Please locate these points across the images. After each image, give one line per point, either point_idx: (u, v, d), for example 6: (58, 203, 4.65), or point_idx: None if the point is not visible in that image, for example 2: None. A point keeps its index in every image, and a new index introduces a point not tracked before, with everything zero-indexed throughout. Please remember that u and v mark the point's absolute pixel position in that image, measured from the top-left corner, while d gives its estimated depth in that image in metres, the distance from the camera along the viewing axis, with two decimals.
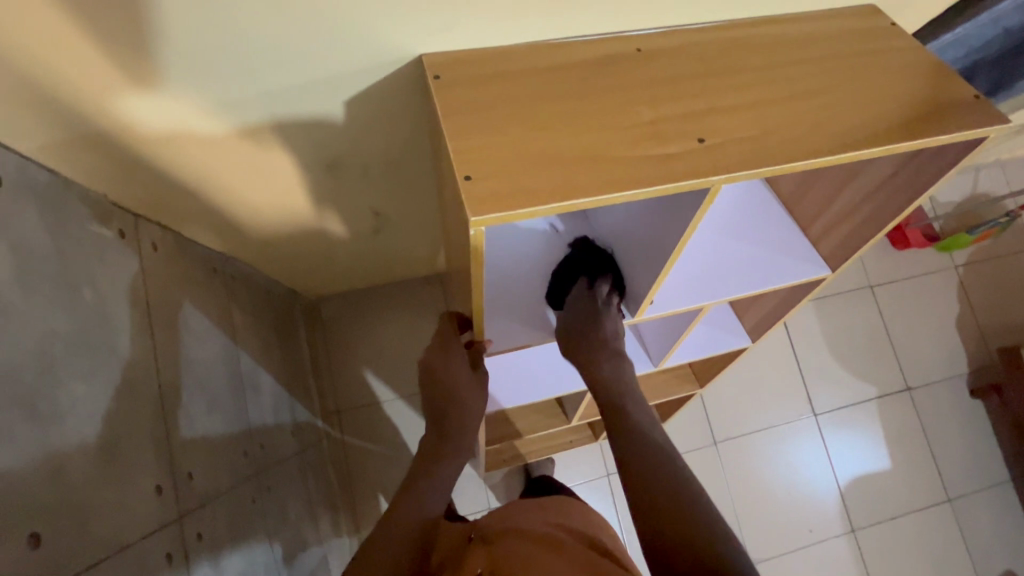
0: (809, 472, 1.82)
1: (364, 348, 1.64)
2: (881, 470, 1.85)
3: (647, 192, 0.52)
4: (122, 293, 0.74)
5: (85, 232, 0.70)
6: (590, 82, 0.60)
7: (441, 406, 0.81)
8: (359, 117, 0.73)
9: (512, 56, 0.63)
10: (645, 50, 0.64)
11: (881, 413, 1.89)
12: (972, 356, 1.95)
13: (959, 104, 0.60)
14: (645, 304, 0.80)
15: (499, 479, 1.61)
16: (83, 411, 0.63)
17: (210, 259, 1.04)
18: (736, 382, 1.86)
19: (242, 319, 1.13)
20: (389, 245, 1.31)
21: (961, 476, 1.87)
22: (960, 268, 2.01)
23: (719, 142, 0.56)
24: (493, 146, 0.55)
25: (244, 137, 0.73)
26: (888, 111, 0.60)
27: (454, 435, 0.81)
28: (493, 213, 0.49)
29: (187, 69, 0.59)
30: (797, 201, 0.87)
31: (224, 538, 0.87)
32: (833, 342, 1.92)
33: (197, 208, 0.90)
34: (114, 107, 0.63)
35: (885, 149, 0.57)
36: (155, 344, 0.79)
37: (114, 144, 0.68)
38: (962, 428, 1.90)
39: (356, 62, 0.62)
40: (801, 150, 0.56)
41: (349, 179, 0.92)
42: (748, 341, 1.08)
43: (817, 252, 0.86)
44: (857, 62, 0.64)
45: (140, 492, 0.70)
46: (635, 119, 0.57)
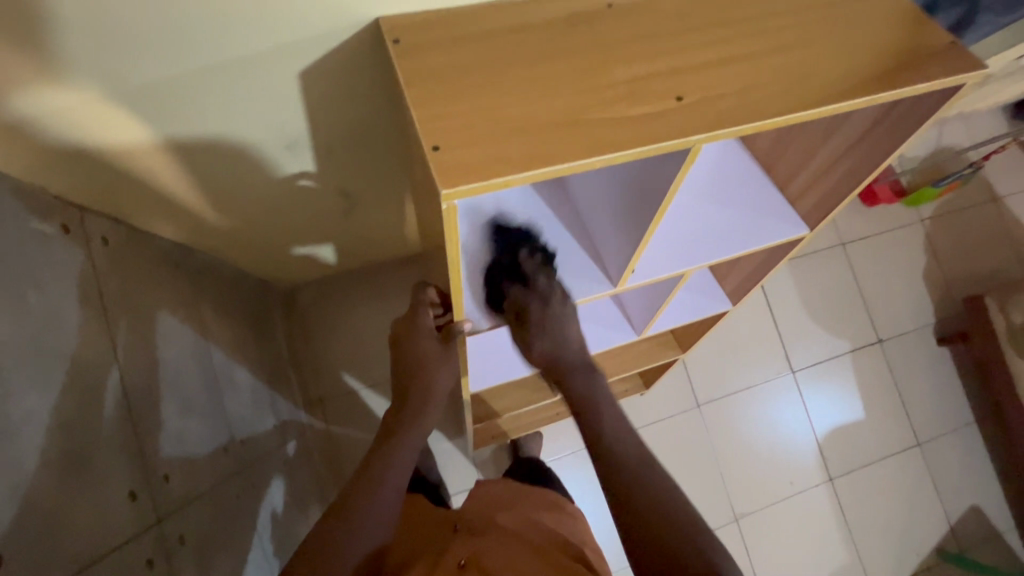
0: (788, 429, 1.88)
1: (343, 334, 1.60)
2: (856, 421, 1.92)
3: (626, 155, 0.50)
4: (71, 293, 0.69)
5: (23, 229, 0.64)
6: (561, 42, 0.57)
7: (405, 375, 0.77)
8: (316, 90, 0.68)
9: (477, 16, 0.59)
10: (616, 5, 0.60)
11: (854, 366, 1.95)
12: (939, 307, 2.01)
13: (937, 51, 0.59)
14: (627, 273, 0.78)
15: (487, 455, 1.62)
16: (40, 419, 0.59)
17: (169, 252, 0.98)
18: (717, 345, 1.89)
19: (211, 312, 1.08)
20: (361, 227, 1.26)
21: (929, 421, 1.95)
22: (926, 221, 2.06)
23: (697, 100, 0.54)
24: (462, 114, 0.51)
25: (193, 118, 0.68)
26: (867, 61, 0.58)
27: (418, 400, 0.77)
28: (466, 185, 0.46)
29: (117, 42, 0.53)
30: (774, 161, 0.85)
31: (208, 539, 0.85)
32: (808, 301, 1.96)
33: (148, 198, 0.84)
34: (40, 88, 0.57)
35: (865, 101, 0.55)
36: (116, 345, 0.75)
37: (43, 128, 0.62)
38: (930, 376, 1.98)
39: (307, 28, 0.57)
40: (782, 105, 0.54)
41: (312, 158, 0.86)
42: (729, 305, 1.08)
43: (795, 212, 0.85)
44: (835, 11, 0.62)
45: (113, 501, 0.66)
46: (611, 79, 0.54)
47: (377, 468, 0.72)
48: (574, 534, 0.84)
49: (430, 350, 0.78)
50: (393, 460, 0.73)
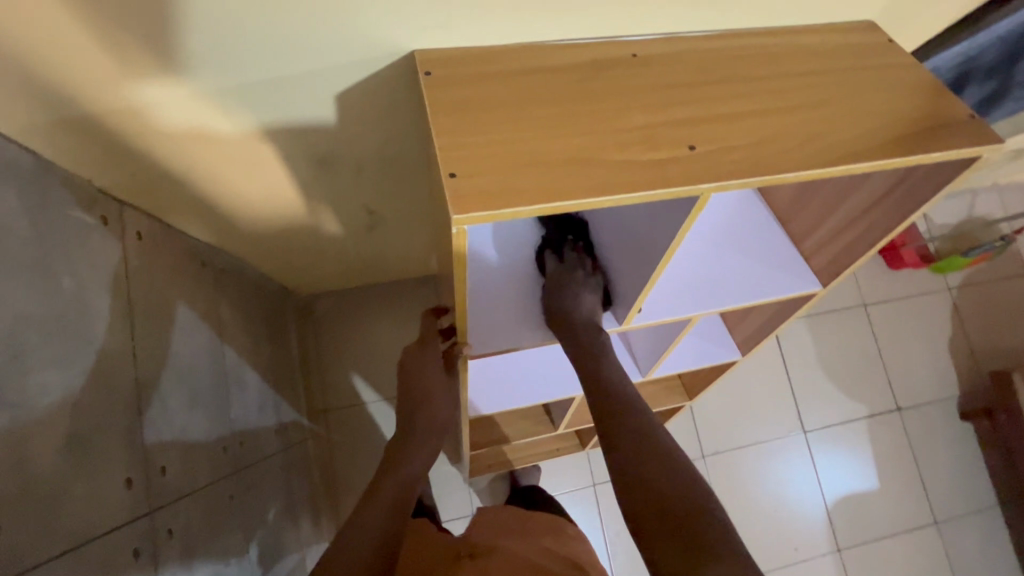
0: (797, 491, 1.81)
1: (353, 346, 1.62)
2: (868, 491, 1.84)
3: (634, 197, 0.51)
4: (102, 281, 0.73)
5: (67, 217, 0.69)
6: (585, 85, 0.60)
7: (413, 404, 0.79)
8: (351, 112, 0.72)
9: (508, 55, 0.62)
10: (641, 56, 0.64)
11: (871, 432, 1.88)
12: (963, 379, 1.95)
13: (953, 123, 0.60)
14: (633, 313, 0.78)
15: (483, 485, 1.59)
16: (55, 398, 0.61)
17: (198, 250, 1.03)
18: (727, 396, 1.85)
19: (229, 313, 1.11)
20: (382, 244, 1.29)
21: (948, 499, 1.86)
22: (954, 289, 2.01)
23: (710, 150, 0.55)
24: (482, 145, 0.54)
25: (234, 129, 0.73)
26: (882, 126, 0.59)
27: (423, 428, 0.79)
28: (478, 212, 0.48)
29: (176, 56, 0.58)
30: (790, 215, 0.86)
31: (197, 536, 0.86)
32: (825, 360, 1.91)
33: (184, 199, 0.88)
34: (100, 95, 0.62)
35: (877, 165, 0.56)
36: (135, 332, 0.78)
37: (98, 129, 0.67)
38: (951, 451, 1.89)
39: (346, 55, 0.61)
40: (792, 161, 0.55)
41: (341, 175, 0.91)
42: (738, 355, 1.07)
43: (809, 268, 0.85)
44: (855, 77, 0.64)
45: (110, 485, 0.68)
46: (628, 123, 0.56)
47: (383, 494, 0.71)
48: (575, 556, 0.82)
49: (438, 378, 0.80)
50: (398, 486, 0.72)
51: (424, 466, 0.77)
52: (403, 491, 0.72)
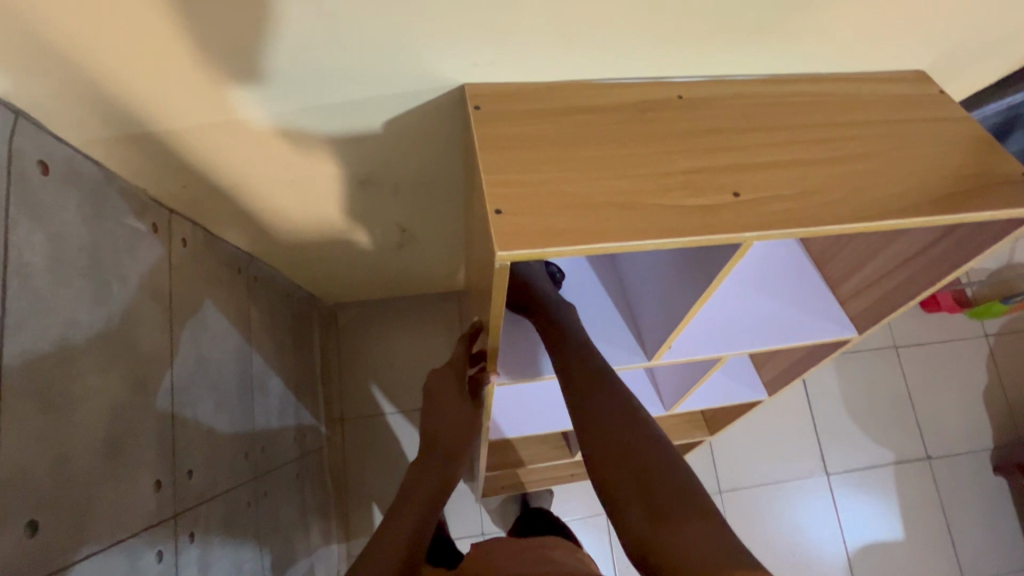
0: (816, 535, 1.75)
1: (375, 356, 1.64)
2: (892, 541, 1.76)
3: (675, 242, 0.51)
4: (147, 287, 0.75)
5: (121, 224, 0.72)
6: (630, 125, 0.61)
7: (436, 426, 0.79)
8: (395, 136, 0.74)
9: (554, 93, 0.64)
10: (686, 98, 0.64)
11: (897, 480, 1.82)
12: (997, 431, 1.87)
13: (1005, 181, 0.59)
14: (663, 351, 0.78)
15: (495, 505, 1.58)
16: (97, 401, 0.64)
17: (235, 257, 1.05)
18: (748, 432, 1.80)
19: (259, 320, 1.14)
20: (410, 260, 1.31)
21: (977, 556, 1.77)
22: (991, 337, 1.94)
23: (754, 198, 0.55)
24: (527, 182, 0.55)
25: (282, 148, 0.75)
26: (930, 180, 0.59)
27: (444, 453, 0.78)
28: (521, 250, 0.49)
29: (236, 79, 0.61)
30: (827, 258, 0.85)
31: (215, 541, 0.87)
32: (852, 401, 1.86)
33: (228, 209, 0.91)
34: (164, 114, 0.65)
35: (925, 221, 0.56)
36: (173, 337, 0.80)
37: (156, 144, 0.70)
38: (982, 506, 1.81)
39: (398, 85, 0.63)
40: (838, 214, 0.55)
41: (379, 194, 0.93)
42: (765, 395, 1.05)
43: (845, 313, 0.83)
44: (903, 128, 0.63)
45: (139, 487, 0.70)
46: (671, 167, 0.57)
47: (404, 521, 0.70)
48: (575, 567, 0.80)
49: (462, 407, 0.80)
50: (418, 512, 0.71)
51: (442, 496, 0.76)
52: (424, 519, 0.71)
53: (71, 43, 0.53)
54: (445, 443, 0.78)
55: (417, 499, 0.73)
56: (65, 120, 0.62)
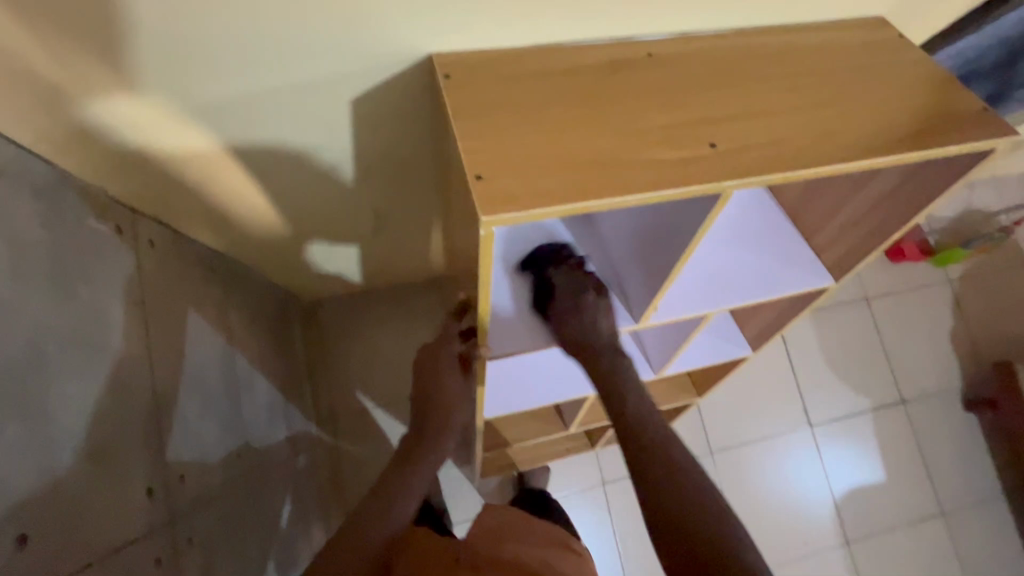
0: (803, 485, 1.81)
1: (360, 349, 1.62)
2: (874, 483, 1.85)
3: (658, 196, 0.52)
4: (117, 290, 0.72)
5: (82, 226, 0.68)
6: (603, 85, 0.60)
7: (425, 402, 0.78)
8: (365, 117, 0.72)
9: (524, 58, 0.63)
10: (655, 55, 0.64)
11: (876, 425, 1.89)
12: (966, 370, 1.96)
13: (966, 117, 0.61)
14: (650, 311, 0.78)
15: (494, 486, 1.59)
16: (77, 409, 0.61)
17: (206, 258, 1.02)
18: (733, 393, 1.85)
19: (238, 320, 1.11)
20: (389, 248, 1.29)
21: (953, 489, 1.87)
22: (954, 281, 2.03)
23: (730, 148, 0.56)
24: (505, 147, 0.54)
25: (247, 136, 0.73)
26: (895, 120, 0.60)
27: (434, 430, 0.78)
28: (505, 214, 0.48)
29: (192, 64, 0.58)
30: (800, 210, 0.87)
31: (214, 546, 0.85)
32: (830, 354, 1.92)
33: (196, 205, 0.88)
34: (120, 105, 0.62)
35: (895, 160, 0.57)
36: (151, 340, 0.78)
37: (112, 139, 0.67)
38: (955, 442, 1.91)
39: (364, 60, 0.61)
40: (810, 158, 0.56)
41: (352, 180, 0.90)
42: (749, 351, 1.07)
43: (821, 262, 0.86)
44: (867, 72, 0.65)
45: (130, 495, 0.68)
46: (647, 123, 0.57)
47: (396, 489, 0.72)
48: (573, 574, 0.75)
49: (454, 383, 0.79)
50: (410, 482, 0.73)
51: (430, 474, 0.76)
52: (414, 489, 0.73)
53: (11, 30, 0.50)
54: (435, 419, 0.78)
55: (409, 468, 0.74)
56: (11, 117, 0.58)
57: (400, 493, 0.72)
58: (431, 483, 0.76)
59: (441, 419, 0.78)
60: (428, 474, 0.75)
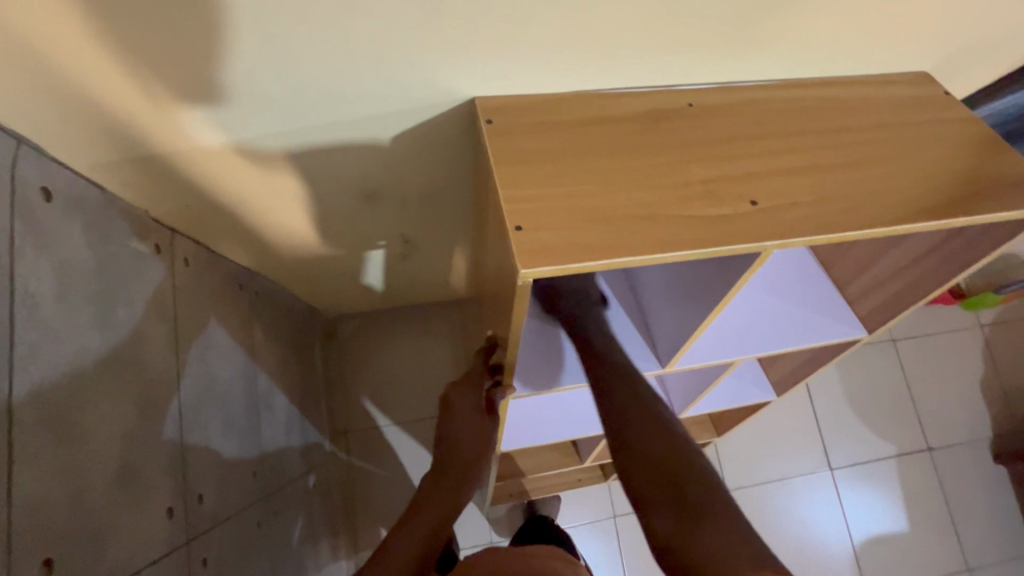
0: (822, 530, 1.75)
1: (378, 367, 1.63)
2: (897, 533, 1.78)
3: (699, 254, 0.51)
4: (153, 310, 0.74)
5: (124, 246, 0.70)
6: (644, 135, 0.60)
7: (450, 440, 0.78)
8: (403, 151, 0.73)
9: (565, 104, 0.64)
10: (697, 105, 0.64)
11: (900, 472, 1.83)
12: (996, 420, 1.89)
13: (1015, 181, 0.59)
14: (678, 358, 0.77)
15: (504, 512, 1.57)
16: (109, 429, 0.62)
17: (237, 275, 1.04)
18: (753, 431, 1.81)
19: (262, 336, 1.12)
20: (414, 269, 1.30)
21: (981, 545, 1.79)
22: (986, 327, 1.97)
23: (773, 206, 0.55)
24: (544, 196, 0.54)
25: (286, 165, 0.74)
26: (942, 182, 0.59)
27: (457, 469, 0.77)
28: (544, 267, 0.48)
29: (242, 100, 0.59)
30: (835, 260, 0.85)
31: (226, 567, 0.84)
32: (854, 396, 1.87)
33: (231, 225, 0.90)
34: (170, 134, 0.63)
35: (942, 225, 0.56)
36: (179, 359, 0.79)
37: (160, 164, 0.68)
38: (984, 494, 1.83)
39: (407, 101, 0.62)
40: (854, 218, 0.55)
41: (384, 207, 0.92)
42: (774, 395, 1.05)
43: (854, 313, 0.84)
44: (914, 131, 0.64)
45: (153, 515, 0.68)
46: (688, 177, 0.57)
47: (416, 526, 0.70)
48: None
49: (480, 421, 0.78)
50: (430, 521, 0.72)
51: (452, 513, 0.75)
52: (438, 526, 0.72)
53: (77, 66, 0.52)
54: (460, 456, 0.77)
55: (434, 505, 0.74)
56: (65, 143, 0.60)
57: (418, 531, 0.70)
58: (453, 522, 0.74)
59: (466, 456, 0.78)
60: (451, 514, 0.74)
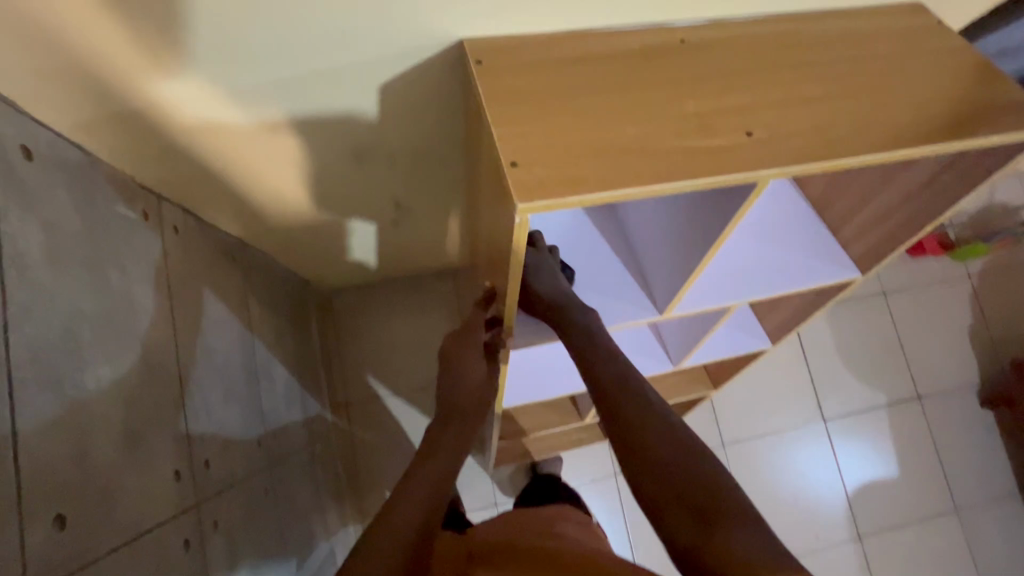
0: (815, 479, 1.80)
1: (375, 338, 1.63)
2: (887, 478, 1.83)
3: (696, 185, 0.51)
4: (146, 275, 0.73)
5: (111, 211, 0.69)
6: (637, 72, 0.59)
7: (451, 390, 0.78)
8: (390, 104, 0.72)
9: (555, 44, 0.62)
10: (689, 41, 0.63)
11: (891, 420, 1.88)
12: (984, 367, 1.93)
13: (1008, 106, 0.59)
14: (675, 303, 0.78)
15: (507, 474, 1.60)
16: (110, 391, 0.62)
17: (228, 246, 1.02)
18: (747, 386, 1.84)
19: (258, 308, 1.12)
20: (406, 237, 1.29)
21: (968, 487, 1.85)
22: (975, 277, 2.00)
23: (768, 136, 0.55)
24: (539, 134, 0.54)
25: (271, 124, 0.72)
26: (937, 109, 0.59)
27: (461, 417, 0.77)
28: (541, 200, 0.48)
29: (222, 50, 0.57)
30: (827, 203, 0.86)
31: (237, 530, 0.86)
32: (846, 349, 1.91)
33: (220, 192, 0.88)
34: (151, 89, 0.61)
35: (936, 149, 0.56)
36: (176, 326, 0.78)
37: (142, 124, 0.66)
38: (971, 438, 1.89)
39: (394, 46, 0.60)
40: (849, 146, 0.55)
41: (374, 169, 0.90)
42: (768, 344, 1.07)
43: (847, 255, 0.85)
44: (908, 61, 0.63)
45: (160, 477, 0.69)
46: (682, 111, 0.56)
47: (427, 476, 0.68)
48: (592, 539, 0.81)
49: (480, 371, 0.79)
50: (441, 472, 0.70)
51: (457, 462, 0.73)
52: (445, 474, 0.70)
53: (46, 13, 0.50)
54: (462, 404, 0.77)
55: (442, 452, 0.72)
56: (42, 102, 0.58)
57: (431, 482, 0.68)
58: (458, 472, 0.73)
59: (468, 405, 0.78)
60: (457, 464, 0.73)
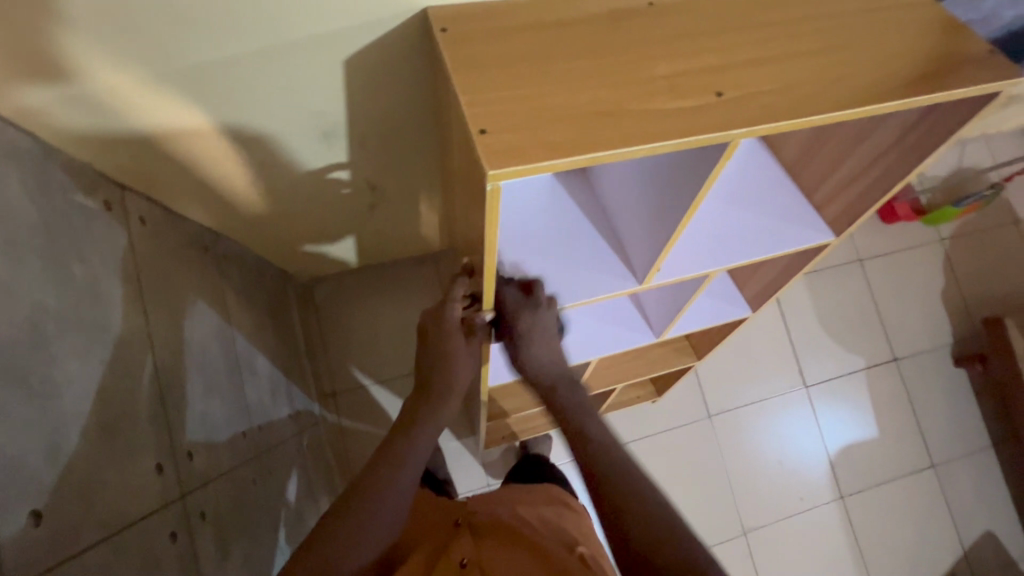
0: (797, 444, 1.85)
1: (359, 326, 1.62)
2: (867, 439, 1.89)
3: (668, 146, 0.51)
4: (112, 267, 0.71)
5: (69, 201, 0.66)
6: (605, 36, 0.59)
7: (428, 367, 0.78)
8: (356, 80, 0.70)
9: (521, 10, 0.61)
10: (657, 4, 0.62)
11: (869, 383, 1.93)
12: (957, 327, 1.99)
13: (972, 60, 0.60)
14: (654, 272, 0.78)
15: (497, 455, 1.61)
16: (81, 385, 0.60)
17: (199, 236, 1.00)
18: (730, 357, 1.87)
19: (235, 300, 1.09)
20: (384, 222, 1.27)
21: (944, 444, 1.92)
22: (947, 240, 2.04)
23: (738, 96, 0.55)
24: (507, 101, 0.53)
25: (233, 105, 0.70)
26: (902, 65, 0.59)
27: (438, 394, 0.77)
28: (511, 166, 0.47)
29: (174, 25, 0.55)
30: (799, 167, 0.86)
31: (225, 521, 0.85)
32: (825, 316, 1.95)
33: (186, 181, 0.86)
34: (102, 69, 0.59)
35: (902, 104, 0.56)
36: (148, 318, 0.76)
37: (95, 108, 0.64)
38: (946, 397, 1.95)
39: (354, 17, 0.59)
40: (817, 103, 0.55)
41: (345, 150, 0.88)
42: (748, 311, 1.08)
43: (821, 218, 0.86)
44: (875, 17, 0.63)
45: (141, 471, 0.68)
46: (651, 74, 0.55)
47: (394, 455, 0.72)
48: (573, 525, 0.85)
49: (458, 346, 0.78)
50: (410, 449, 0.73)
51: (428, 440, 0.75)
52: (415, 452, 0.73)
53: None
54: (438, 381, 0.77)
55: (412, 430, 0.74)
56: None
57: (398, 461, 0.71)
58: (429, 450, 0.75)
59: (445, 382, 0.78)
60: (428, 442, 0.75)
